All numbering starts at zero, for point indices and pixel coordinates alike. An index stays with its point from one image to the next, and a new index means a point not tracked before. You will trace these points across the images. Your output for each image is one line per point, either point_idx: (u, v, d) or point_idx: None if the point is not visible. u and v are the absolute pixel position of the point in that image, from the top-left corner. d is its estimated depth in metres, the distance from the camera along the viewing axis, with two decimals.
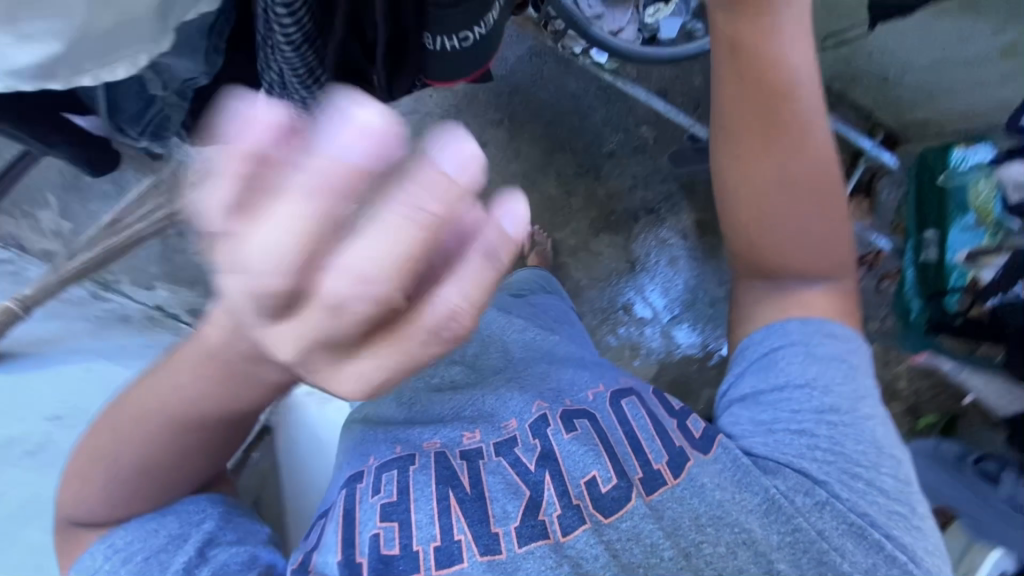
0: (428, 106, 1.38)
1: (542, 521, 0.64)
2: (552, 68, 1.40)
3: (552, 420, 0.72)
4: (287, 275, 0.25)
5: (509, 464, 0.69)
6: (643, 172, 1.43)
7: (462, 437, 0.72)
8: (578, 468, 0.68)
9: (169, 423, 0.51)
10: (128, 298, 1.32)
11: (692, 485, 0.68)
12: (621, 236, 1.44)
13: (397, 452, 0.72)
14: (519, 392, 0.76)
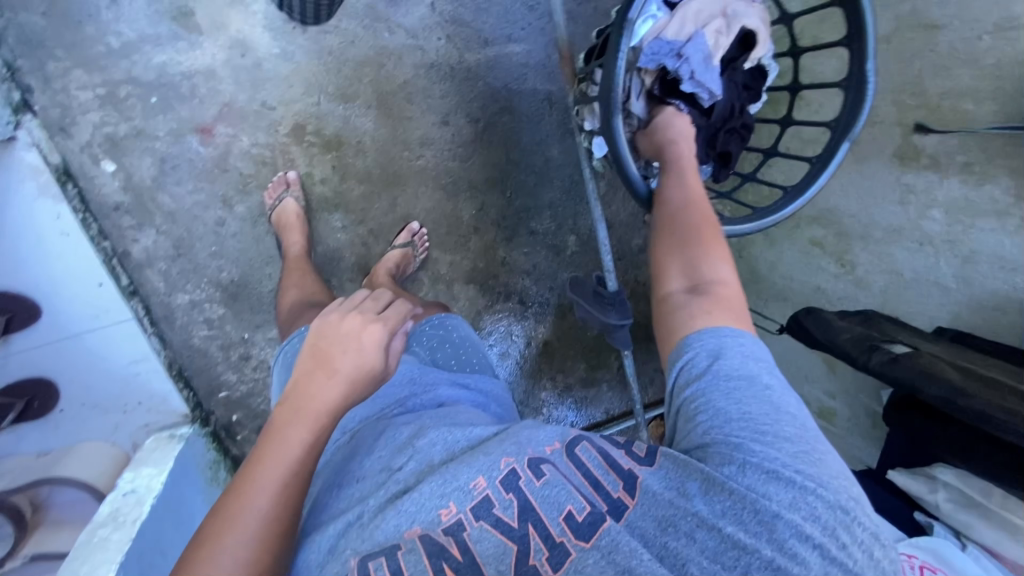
0: (429, 45, 1.20)
1: (531, 566, 0.48)
2: (552, 124, 1.31)
3: (523, 469, 0.53)
4: (374, 351, 0.58)
5: (490, 527, 0.50)
6: (543, 269, 1.39)
7: (440, 513, 0.51)
8: (552, 506, 0.51)
9: (291, 469, 0.52)
10: None
11: (653, 497, 0.52)
12: (483, 301, 1.36)
13: (369, 541, 0.50)
14: (439, 432, 0.60)
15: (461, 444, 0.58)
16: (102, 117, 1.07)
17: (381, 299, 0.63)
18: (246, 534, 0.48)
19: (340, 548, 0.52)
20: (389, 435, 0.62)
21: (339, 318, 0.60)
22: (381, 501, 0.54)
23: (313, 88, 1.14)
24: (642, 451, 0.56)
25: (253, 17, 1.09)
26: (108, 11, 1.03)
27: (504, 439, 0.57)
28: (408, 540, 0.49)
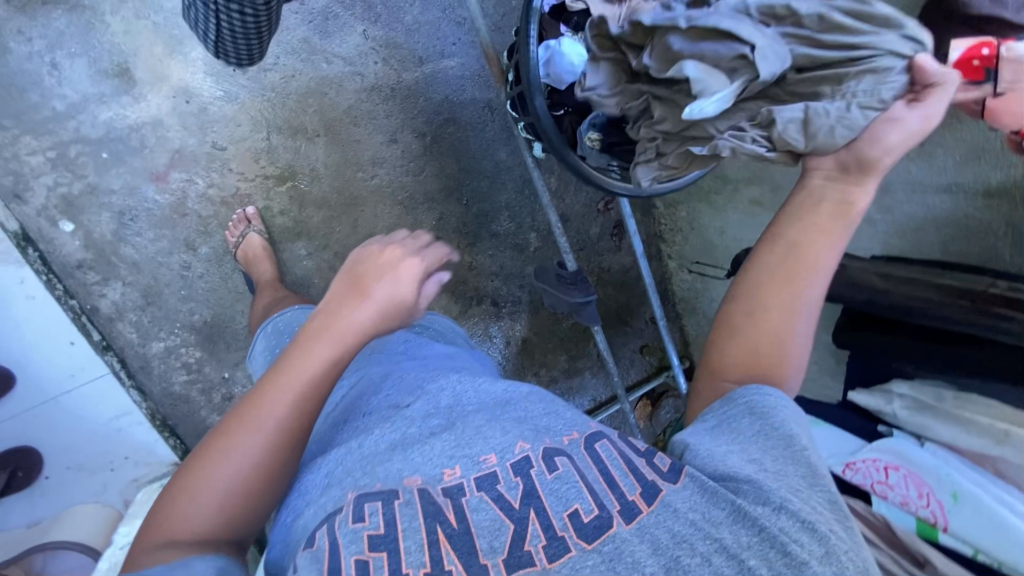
0: (367, 69, 1.25)
1: (526, 552, 0.46)
2: (496, 128, 1.36)
3: (536, 456, 0.52)
4: (406, 285, 0.67)
5: (490, 501, 0.48)
6: (509, 268, 1.43)
7: (442, 473, 0.50)
8: (559, 500, 0.49)
9: (307, 393, 0.59)
10: None
11: (668, 508, 0.49)
12: (456, 306, 1.40)
13: (369, 482, 0.50)
14: (451, 387, 0.58)
15: (462, 398, 0.58)
16: (55, 179, 1.08)
17: (421, 241, 0.73)
18: (247, 450, 0.55)
19: (335, 483, 0.51)
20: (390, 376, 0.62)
21: (383, 252, 0.69)
22: (382, 440, 0.53)
23: (260, 124, 1.18)
24: (665, 465, 0.52)
25: (192, 64, 1.12)
26: (49, 75, 1.06)
27: (518, 423, 0.55)
28: (409, 486, 0.49)
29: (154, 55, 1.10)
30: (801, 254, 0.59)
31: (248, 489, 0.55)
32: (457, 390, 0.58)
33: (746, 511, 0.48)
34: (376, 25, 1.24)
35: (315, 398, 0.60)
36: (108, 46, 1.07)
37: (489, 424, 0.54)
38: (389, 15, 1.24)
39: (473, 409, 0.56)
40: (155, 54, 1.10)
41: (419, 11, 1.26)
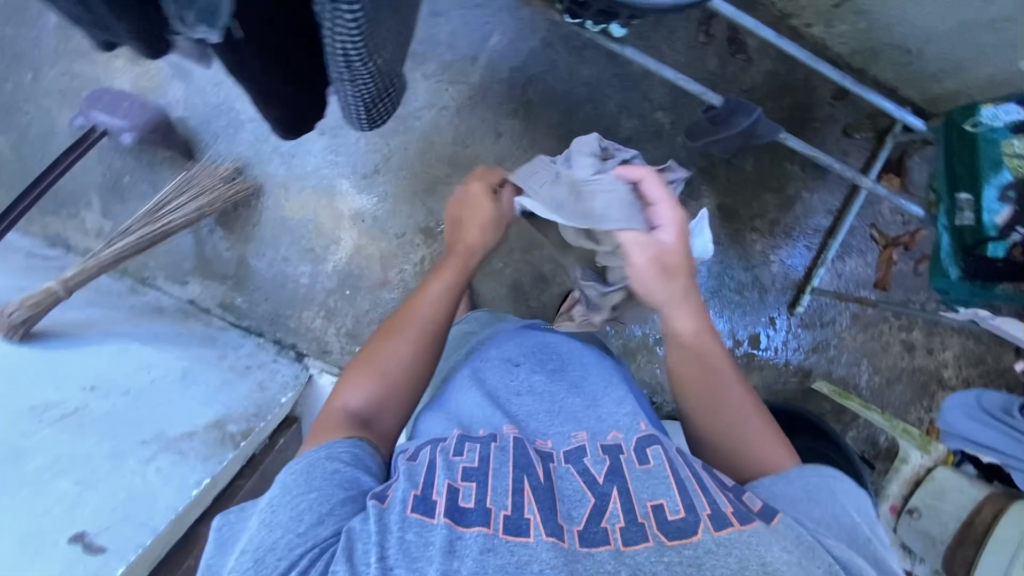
0: (445, 100, 1.39)
1: (602, 527, 0.64)
2: (564, 57, 1.40)
3: (625, 450, 0.74)
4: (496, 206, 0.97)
5: (575, 471, 0.71)
6: (661, 157, 1.46)
7: (537, 440, 0.78)
8: (645, 491, 0.68)
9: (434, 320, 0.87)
10: (163, 292, 1.35)
11: (755, 534, 0.61)
12: None
13: (476, 430, 0.78)
14: (540, 378, 0.88)
15: (562, 393, 0.85)
16: (335, 327, 1.40)
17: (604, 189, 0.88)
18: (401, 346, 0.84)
19: (448, 425, 0.84)
20: (491, 368, 0.91)
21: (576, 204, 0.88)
22: (484, 406, 0.83)
23: (412, 200, 1.39)
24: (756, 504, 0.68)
25: (349, 192, 1.38)
26: (288, 267, 1.39)
27: (616, 418, 0.80)
28: (506, 437, 0.75)
29: (327, 207, 1.38)
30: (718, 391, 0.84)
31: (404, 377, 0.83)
32: (555, 380, 0.87)
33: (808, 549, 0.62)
34: (428, 63, 1.37)
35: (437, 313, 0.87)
36: (300, 223, 1.38)
37: (585, 415, 0.81)
38: (430, 48, 1.37)
39: (574, 399, 0.84)
40: (328, 206, 1.38)
41: (446, 25, 1.37)
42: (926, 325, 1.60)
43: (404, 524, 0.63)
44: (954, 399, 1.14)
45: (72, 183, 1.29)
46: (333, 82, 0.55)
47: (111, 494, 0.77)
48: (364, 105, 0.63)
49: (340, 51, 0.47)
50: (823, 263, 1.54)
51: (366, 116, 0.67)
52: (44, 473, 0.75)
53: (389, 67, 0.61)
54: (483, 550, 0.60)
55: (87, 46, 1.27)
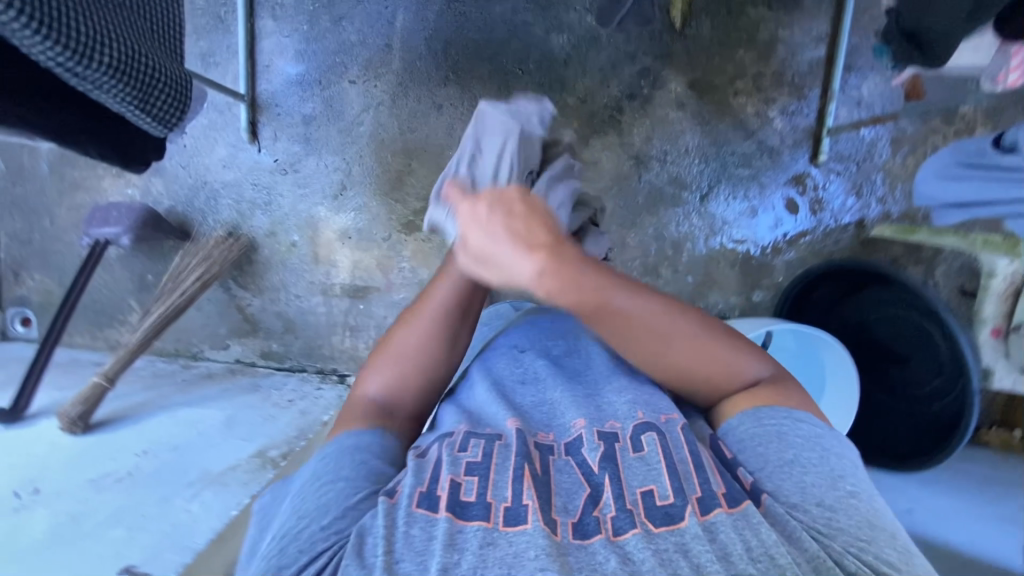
0: (378, 96, 1.41)
1: (594, 519, 0.56)
2: (472, 5, 1.36)
3: (620, 437, 0.64)
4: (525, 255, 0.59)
5: (575, 464, 0.62)
6: (607, 61, 1.38)
7: (538, 433, 0.67)
8: (637, 477, 0.60)
9: (460, 307, 0.75)
10: (212, 361, 1.51)
11: (746, 518, 0.55)
12: (614, 133, 1.42)
13: (482, 429, 0.67)
14: (543, 359, 0.77)
15: (565, 378, 0.74)
16: (363, 342, 1.47)
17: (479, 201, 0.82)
18: (415, 338, 0.74)
19: (456, 417, 0.71)
20: (497, 358, 0.79)
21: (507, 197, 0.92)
22: (494, 403, 0.70)
23: (385, 201, 1.43)
24: (728, 453, 0.64)
25: (327, 215, 1.45)
26: (303, 302, 1.48)
27: (617, 405, 0.68)
28: (510, 433, 0.64)
29: (315, 237, 1.46)
30: (648, 332, 0.64)
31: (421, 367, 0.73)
32: (557, 368, 0.76)
33: (796, 535, 0.55)
34: (350, 68, 1.40)
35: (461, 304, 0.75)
36: (297, 259, 1.46)
37: (588, 401, 0.70)
38: (346, 54, 1.40)
39: (582, 384, 0.73)
40: (315, 235, 1.45)
41: (351, 26, 1.38)
42: (989, 117, 1.33)
43: (409, 519, 0.56)
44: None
45: (111, 295, 1.48)
46: (90, 94, 0.72)
47: (158, 531, 0.91)
48: (153, 115, 0.79)
49: (36, 49, 0.64)
50: (832, 97, 1.34)
51: (169, 125, 0.82)
52: (102, 526, 0.92)
53: (157, 70, 0.78)
54: (482, 545, 0.53)
55: (79, 178, 1.46)
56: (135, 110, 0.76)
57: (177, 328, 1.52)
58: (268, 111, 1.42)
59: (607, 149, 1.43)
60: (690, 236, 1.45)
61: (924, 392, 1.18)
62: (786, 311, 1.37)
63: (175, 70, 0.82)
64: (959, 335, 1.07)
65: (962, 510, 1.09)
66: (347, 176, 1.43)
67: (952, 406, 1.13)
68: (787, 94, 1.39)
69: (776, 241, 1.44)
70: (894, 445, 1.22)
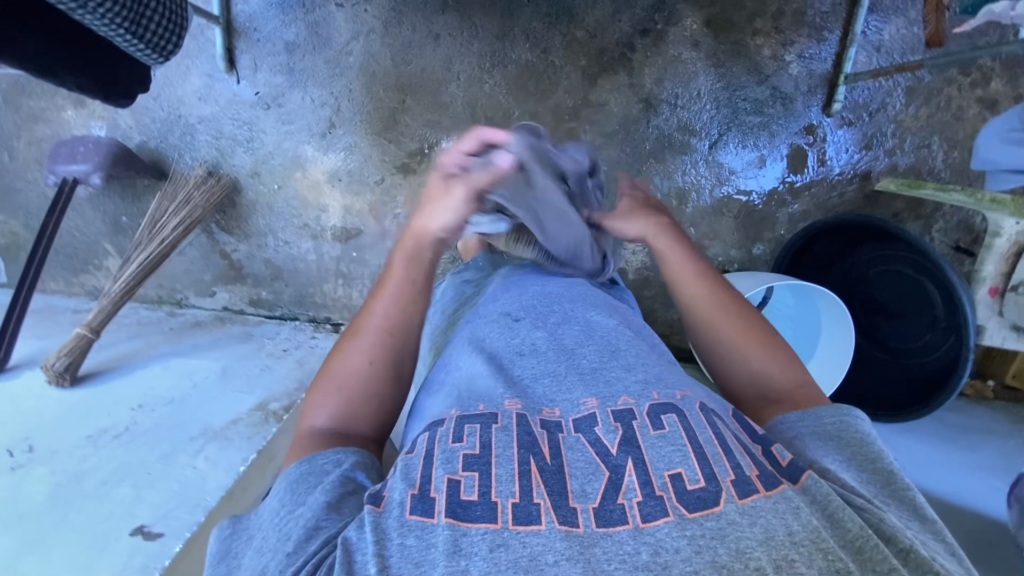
0: (368, 22, 1.28)
1: (619, 505, 0.51)
2: None
3: (638, 415, 0.58)
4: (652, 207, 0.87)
5: (587, 443, 0.57)
6: None
7: (542, 409, 0.61)
8: (661, 458, 0.53)
9: (399, 324, 0.71)
10: (198, 308, 1.45)
11: (786, 500, 0.50)
12: (623, 73, 1.33)
13: (474, 408, 0.62)
14: (539, 330, 0.70)
15: (568, 350, 0.67)
16: (356, 289, 1.41)
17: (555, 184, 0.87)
18: (360, 357, 0.70)
19: (450, 397, 0.66)
20: (487, 328, 0.73)
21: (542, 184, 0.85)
22: (488, 379, 0.65)
23: (378, 141, 1.33)
24: (757, 428, 0.60)
25: (317, 155, 1.35)
26: (292, 247, 1.41)
27: (624, 381, 0.62)
28: (507, 415, 0.59)
29: (303, 179, 1.37)
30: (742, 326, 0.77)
31: (367, 381, 0.69)
32: (557, 338, 0.69)
33: (834, 512, 0.51)
34: None
35: (407, 316, 0.72)
36: (285, 202, 1.38)
37: (594, 376, 0.63)
38: None
39: (586, 356, 0.66)
40: (303, 176, 1.36)
41: None
42: (1007, 68, 1.28)
43: (403, 528, 0.51)
44: (988, 134, 0.93)
45: (85, 239, 1.39)
46: (71, 14, 0.63)
47: (166, 488, 0.90)
48: (145, 40, 0.71)
49: None
50: (854, 41, 1.27)
51: (165, 52, 0.75)
52: (105, 485, 0.90)
53: None
54: (492, 548, 0.48)
55: (36, 108, 1.33)
56: (123, 33, 0.69)
57: (159, 275, 1.45)
58: (246, 37, 1.29)
59: (615, 91, 1.34)
60: (697, 186, 1.42)
61: (917, 345, 1.21)
62: (788, 264, 1.37)
63: None
64: (960, 294, 1.07)
65: (949, 456, 1.14)
66: (339, 112, 1.33)
67: (940, 360, 1.17)
68: (807, 36, 1.31)
69: (781, 192, 1.42)
70: (880, 395, 1.27)
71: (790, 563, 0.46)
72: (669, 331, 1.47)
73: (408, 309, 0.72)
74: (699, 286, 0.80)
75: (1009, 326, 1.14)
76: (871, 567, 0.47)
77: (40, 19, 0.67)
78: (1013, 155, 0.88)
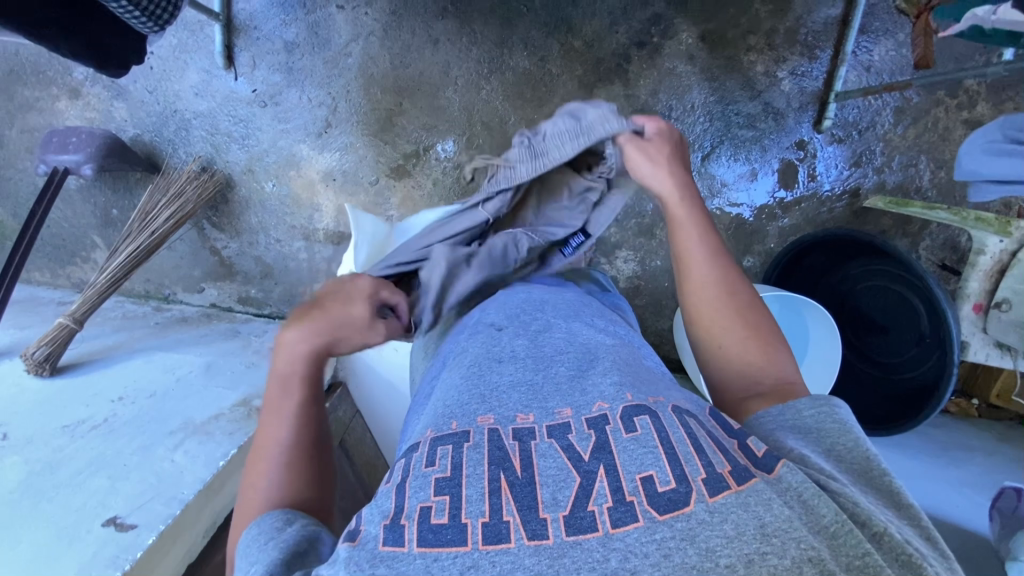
0: (369, 25, 1.30)
1: (589, 513, 0.50)
2: None
3: (611, 419, 0.57)
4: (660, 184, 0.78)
5: (559, 448, 0.56)
6: (618, 5, 1.30)
7: (516, 416, 0.60)
8: (633, 462, 0.53)
9: (298, 424, 0.67)
10: (186, 304, 1.44)
11: (757, 493, 0.49)
12: (619, 83, 1.35)
13: (447, 426, 0.61)
14: (517, 339, 0.70)
15: (544, 361, 0.67)
16: None
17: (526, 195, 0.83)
18: (270, 468, 0.64)
19: (427, 419, 0.65)
20: (470, 339, 0.73)
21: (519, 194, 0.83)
22: (461, 393, 0.64)
23: (373, 142, 1.34)
24: (734, 424, 0.60)
25: (311, 154, 1.35)
26: (283, 245, 1.40)
27: (600, 386, 0.62)
28: (479, 433, 0.59)
29: (297, 178, 1.37)
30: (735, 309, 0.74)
31: (290, 476, 0.64)
32: (534, 350, 0.69)
33: (811, 502, 0.50)
34: None
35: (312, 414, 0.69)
36: (278, 201, 1.38)
37: (570, 386, 0.63)
38: None
39: (560, 366, 0.66)
40: (298, 175, 1.36)
41: None
42: (992, 91, 1.31)
43: (375, 559, 0.50)
44: (971, 144, 0.94)
45: (74, 231, 1.38)
46: None
47: (143, 480, 0.89)
48: (142, 8, 0.72)
49: None
50: (844, 59, 1.29)
51: (160, 21, 0.76)
52: (80, 476, 0.88)
53: None
54: (463, 570, 0.47)
55: (31, 98, 1.33)
56: (122, 1, 0.69)
57: (148, 269, 1.44)
58: (245, 35, 1.30)
59: (611, 100, 1.35)
60: None
61: (903, 360, 1.22)
62: (777, 277, 1.41)
63: None
64: (947, 314, 1.08)
65: (931, 471, 1.14)
66: (335, 112, 1.33)
67: (925, 376, 1.17)
68: (799, 53, 1.34)
69: (772, 207, 1.43)
70: (873, 411, 1.28)
71: (761, 557, 0.45)
72: (658, 342, 1.47)
73: (309, 416, 0.68)
74: (703, 266, 0.76)
75: (993, 343, 1.16)
76: (844, 552, 0.46)
77: None
78: (998, 165, 0.89)
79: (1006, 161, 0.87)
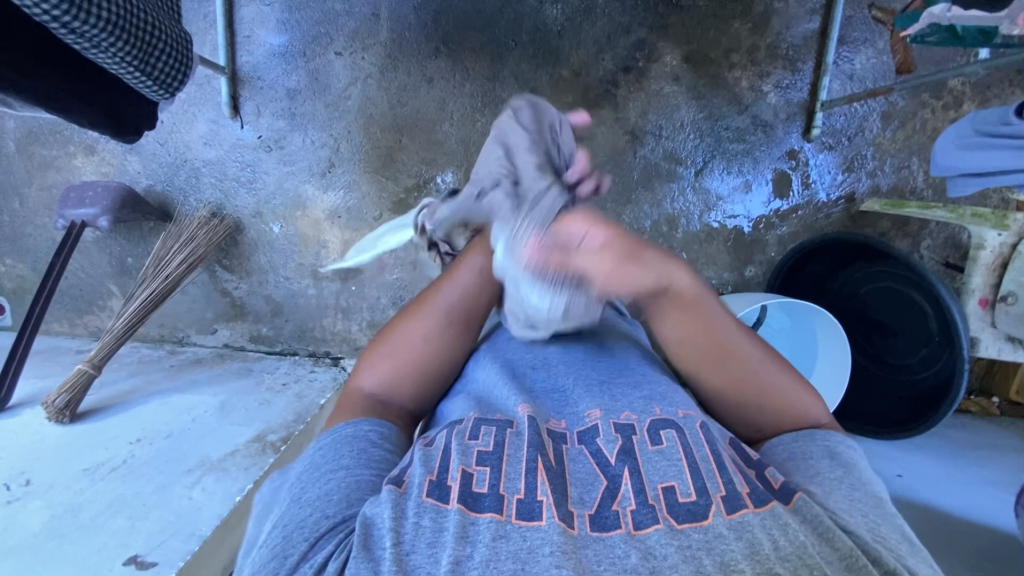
0: (366, 68, 1.36)
1: (613, 513, 0.52)
2: None
3: (639, 430, 0.59)
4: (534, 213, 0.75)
5: (589, 454, 0.58)
6: (602, 33, 1.35)
7: (550, 420, 0.63)
8: (657, 472, 0.54)
9: (450, 316, 0.74)
10: (200, 346, 1.47)
11: (775, 518, 0.50)
12: (608, 107, 1.39)
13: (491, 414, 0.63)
14: (555, 348, 0.74)
15: (577, 365, 0.70)
16: (355, 322, 1.43)
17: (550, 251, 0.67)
18: (417, 336, 0.73)
19: (467, 404, 0.68)
20: (508, 345, 0.77)
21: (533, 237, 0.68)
22: (504, 387, 0.67)
23: (375, 179, 1.39)
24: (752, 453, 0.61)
25: (316, 193, 1.40)
26: (292, 283, 1.43)
27: (630, 397, 0.64)
28: (521, 420, 0.60)
29: (303, 218, 1.41)
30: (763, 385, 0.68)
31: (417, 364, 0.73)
32: (571, 356, 0.72)
33: (829, 531, 0.51)
34: (335, 39, 1.35)
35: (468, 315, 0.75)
36: (285, 240, 1.42)
37: (603, 391, 0.65)
38: (331, 24, 1.34)
39: (594, 372, 0.69)
40: (304, 215, 1.41)
41: None
42: (976, 91, 1.34)
43: (420, 509, 0.51)
44: (945, 139, 0.96)
45: (91, 281, 1.42)
46: (89, 55, 0.69)
47: (161, 518, 0.91)
48: (153, 76, 0.77)
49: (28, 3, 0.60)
50: (826, 70, 1.34)
51: (170, 88, 0.81)
52: (104, 517, 0.91)
53: (155, 28, 0.75)
54: (494, 537, 0.49)
55: (48, 156, 1.39)
56: (135, 72, 0.74)
57: (161, 314, 1.47)
58: (249, 85, 1.37)
59: (603, 123, 1.41)
60: (686, 212, 1.46)
61: (912, 360, 1.22)
62: (780, 284, 1.39)
63: (174, 30, 0.80)
64: (950, 308, 1.08)
65: (950, 472, 1.13)
66: (338, 152, 1.38)
67: (937, 374, 1.17)
68: (782, 67, 1.38)
69: (769, 217, 1.45)
70: (884, 415, 1.27)
71: None
72: None
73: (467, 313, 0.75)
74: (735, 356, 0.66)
75: (1003, 337, 1.15)
76: None
77: (61, 60, 0.72)
78: (971, 158, 0.90)
79: (979, 153, 0.89)
